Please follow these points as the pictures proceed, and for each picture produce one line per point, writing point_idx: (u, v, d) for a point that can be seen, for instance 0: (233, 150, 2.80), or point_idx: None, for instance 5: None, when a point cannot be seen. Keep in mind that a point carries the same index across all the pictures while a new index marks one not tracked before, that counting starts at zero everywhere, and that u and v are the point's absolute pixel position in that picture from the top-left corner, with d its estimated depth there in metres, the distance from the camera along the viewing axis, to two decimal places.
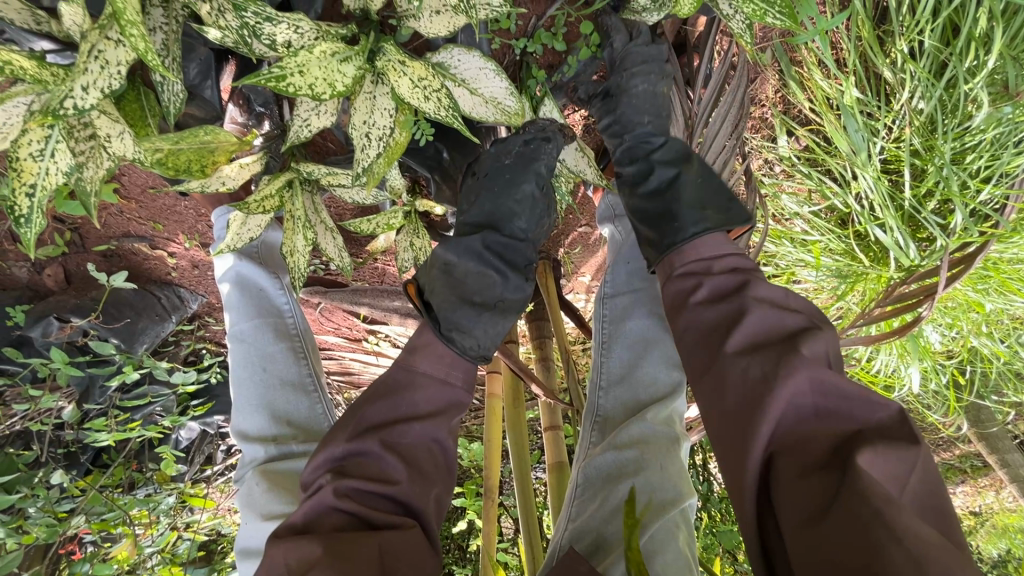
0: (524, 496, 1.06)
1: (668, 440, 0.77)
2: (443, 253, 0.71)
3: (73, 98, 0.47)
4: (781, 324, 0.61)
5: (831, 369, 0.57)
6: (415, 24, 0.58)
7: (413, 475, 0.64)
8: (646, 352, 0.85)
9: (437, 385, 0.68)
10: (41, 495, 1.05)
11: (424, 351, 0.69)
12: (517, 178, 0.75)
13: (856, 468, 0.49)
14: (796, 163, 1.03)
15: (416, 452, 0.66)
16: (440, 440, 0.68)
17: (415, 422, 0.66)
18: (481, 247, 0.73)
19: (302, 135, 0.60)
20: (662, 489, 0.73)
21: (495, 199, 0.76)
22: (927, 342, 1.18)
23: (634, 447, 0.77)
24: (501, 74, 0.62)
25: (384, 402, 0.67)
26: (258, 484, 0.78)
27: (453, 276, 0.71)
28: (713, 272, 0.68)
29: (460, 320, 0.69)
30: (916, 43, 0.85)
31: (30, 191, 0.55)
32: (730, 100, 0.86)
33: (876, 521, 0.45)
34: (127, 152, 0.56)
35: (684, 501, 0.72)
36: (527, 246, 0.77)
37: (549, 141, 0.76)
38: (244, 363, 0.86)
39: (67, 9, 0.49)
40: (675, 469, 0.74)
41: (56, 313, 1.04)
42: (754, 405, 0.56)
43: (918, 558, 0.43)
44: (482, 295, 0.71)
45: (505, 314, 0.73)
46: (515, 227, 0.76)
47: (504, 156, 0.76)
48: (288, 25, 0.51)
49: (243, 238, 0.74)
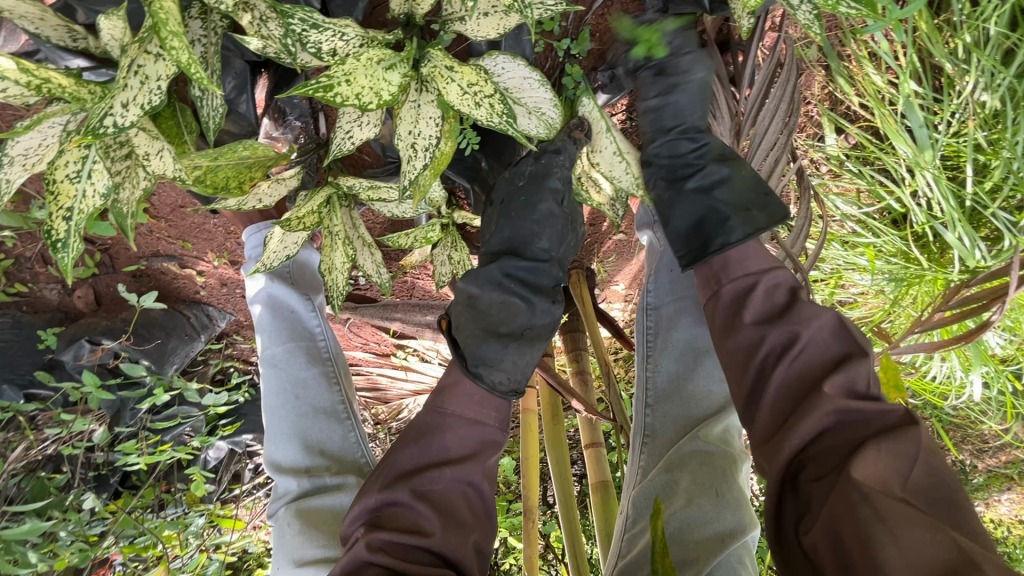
0: (567, 517, 1.01)
1: (724, 462, 0.71)
2: (464, 286, 0.69)
3: (112, 115, 0.45)
4: (822, 344, 0.59)
5: (861, 388, 0.56)
6: (462, 28, 0.55)
7: (447, 525, 0.62)
8: (696, 364, 0.80)
9: (467, 425, 0.66)
10: (73, 519, 1.02)
11: (452, 392, 0.67)
12: (532, 199, 0.71)
13: (862, 468, 0.49)
14: (845, 161, 0.98)
15: (449, 499, 0.64)
16: (475, 485, 0.65)
17: (446, 468, 0.64)
18: (501, 275, 0.69)
19: (345, 148, 0.57)
20: (720, 520, 0.67)
21: (512, 222, 0.72)
22: (986, 346, 1.11)
23: (685, 470, 0.71)
24: (547, 84, 0.58)
25: (412, 448, 0.65)
26: (291, 525, 0.74)
27: (477, 309, 0.68)
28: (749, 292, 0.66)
29: (487, 353, 0.66)
30: (981, 31, 0.80)
31: (67, 215, 0.52)
32: (780, 95, 0.80)
33: (861, 500, 0.47)
34: (167, 170, 0.54)
35: (745, 534, 0.65)
36: (553, 265, 0.73)
37: (559, 152, 0.70)
38: (277, 391, 0.83)
39: (105, 23, 0.46)
40: (731, 495, 0.68)
41: (88, 335, 1.03)
42: (781, 416, 0.57)
43: (895, 529, 0.45)
44: (508, 325, 0.68)
45: (534, 342, 0.70)
46: (537, 249, 0.72)
47: (518, 177, 0.72)
48: (333, 32, 0.48)
49: (279, 255, 0.71)
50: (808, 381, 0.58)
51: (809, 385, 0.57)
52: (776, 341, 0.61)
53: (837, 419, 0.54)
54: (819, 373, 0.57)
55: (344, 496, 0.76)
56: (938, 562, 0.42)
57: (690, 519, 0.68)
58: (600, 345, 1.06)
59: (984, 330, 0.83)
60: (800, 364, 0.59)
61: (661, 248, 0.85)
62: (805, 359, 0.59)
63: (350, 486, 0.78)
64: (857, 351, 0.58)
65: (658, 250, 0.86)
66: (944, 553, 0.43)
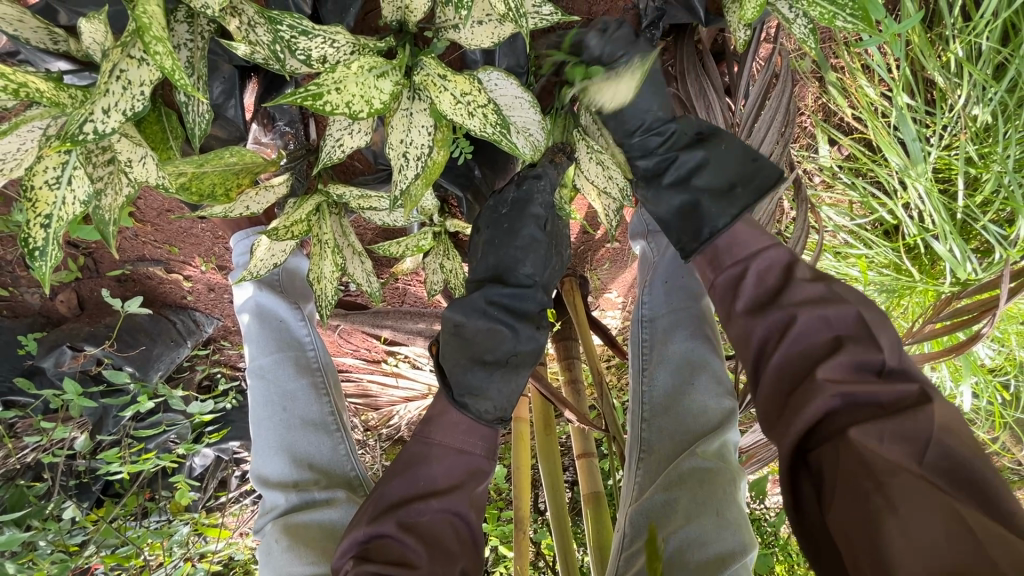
0: (561, 533, 0.99)
1: (721, 479, 0.69)
2: (450, 313, 0.67)
3: (93, 121, 0.43)
4: (824, 322, 0.58)
5: (867, 373, 0.53)
6: (455, 36, 0.53)
7: (434, 555, 0.62)
8: (693, 377, 0.79)
9: (453, 454, 0.67)
10: (52, 528, 1.00)
11: (438, 421, 0.68)
12: (515, 226, 0.68)
13: (869, 452, 0.47)
14: (838, 173, 0.98)
15: (435, 529, 0.64)
16: (461, 514, 0.66)
17: (433, 499, 0.65)
18: (485, 303, 0.67)
19: (334, 156, 0.55)
20: (720, 539, 0.65)
21: (496, 250, 0.69)
22: (976, 357, 1.12)
23: (681, 488, 0.71)
24: (536, 105, 0.57)
25: (401, 479, 0.66)
26: (278, 541, 0.72)
27: (463, 338, 0.66)
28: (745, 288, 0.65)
29: (472, 382, 0.65)
30: (973, 45, 0.81)
31: (46, 222, 0.50)
32: (776, 105, 0.81)
33: (872, 488, 0.46)
34: (150, 178, 0.51)
35: (745, 555, 0.63)
36: (538, 290, 0.70)
37: (540, 178, 0.67)
38: (265, 403, 0.82)
39: (86, 26, 0.44)
40: (732, 512, 0.67)
41: (70, 341, 1.00)
42: (786, 404, 0.56)
43: (908, 523, 0.43)
44: (493, 352, 0.66)
45: (519, 369, 0.68)
46: (520, 275, 0.69)
47: (501, 206, 0.69)
48: (323, 39, 0.47)
49: (266, 264, 0.68)
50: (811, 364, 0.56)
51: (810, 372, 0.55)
52: (772, 328, 0.60)
53: (840, 404, 0.52)
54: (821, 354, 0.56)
55: (332, 511, 0.74)
56: (953, 556, 0.40)
57: (688, 538, 0.66)
58: (593, 352, 1.06)
59: (974, 343, 0.83)
60: (803, 351, 0.58)
61: (655, 261, 0.88)
62: (806, 342, 0.58)
63: (338, 501, 0.76)
64: (860, 328, 0.56)
65: (652, 260, 0.88)
66: (964, 548, 0.40)
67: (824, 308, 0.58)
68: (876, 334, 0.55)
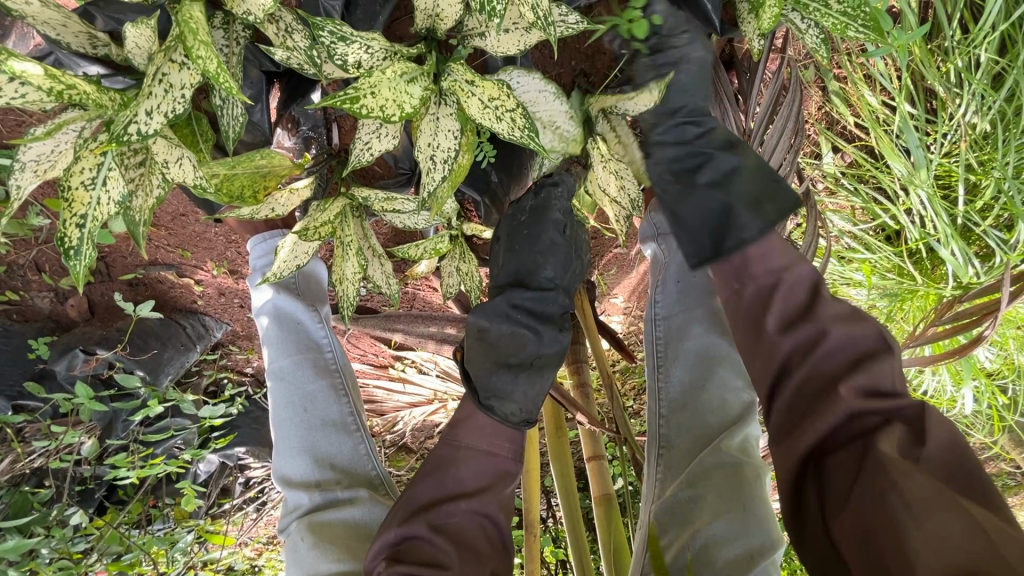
0: (574, 535, 1.00)
1: (745, 472, 0.71)
2: (474, 318, 0.68)
3: (136, 123, 0.44)
4: (844, 340, 0.59)
5: (882, 387, 0.55)
6: (482, 43, 0.55)
7: (464, 556, 0.63)
8: (709, 372, 0.81)
9: (481, 457, 0.68)
10: (57, 536, 1.00)
11: (465, 425, 0.69)
12: (536, 232, 0.70)
13: (891, 463, 0.50)
14: (841, 179, 1.01)
15: (466, 530, 0.65)
16: (491, 516, 0.67)
17: (462, 500, 0.66)
18: (509, 307, 0.68)
19: (363, 159, 0.57)
20: (748, 535, 0.67)
21: (517, 255, 0.71)
22: (977, 361, 1.14)
23: (706, 482, 0.72)
24: (562, 97, 0.59)
25: (431, 481, 0.67)
26: (304, 539, 0.73)
27: (487, 341, 0.67)
28: (748, 291, 0.65)
29: (498, 386, 0.67)
30: (973, 57, 0.83)
31: (81, 222, 0.51)
32: (787, 114, 0.84)
33: (889, 488, 0.48)
34: (187, 178, 0.52)
35: (774, 550, 0.65)
36: (559, 293, 0.72)
37: (557, 184, 0.71)
38: (285, 404, 0.82)
39: (131, 32, 0.46)
40: (757, 507, 0.69)
41: (82, 345, 1.01)
42: (800, 416, 0.57)
43: (921, 515, 0.46)
44: (518, 355, 0.67)
45: (543, 370, 0.69)
46: (542, 278, 0.71)
47: (520, 213, 0.72)
48: (360, 45, 0.48)
49: (290, 265, 0.69)
50: (822, 377, 0.58)
51: (827, 387, 0.57)
52: (799, 345, 0.60)
53: (863, 417, 0.53)
54: (838, 369, 0.57)
55: (357, 509, 0.76)
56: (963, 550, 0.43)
57: (715, 534, 0.68)
58: (603, 356, 1.07)
59: (977, 345, 0.85)
60: (825, 359, 0.58)
61: (666, 261, 0.89)
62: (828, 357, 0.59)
63: (362, 499, 0.77)
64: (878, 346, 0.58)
65: (662, 262, 0.90)
66: (972, 541, 0.43)
67: (852, 327, 0.59)
68: (880, 343, 0.58)
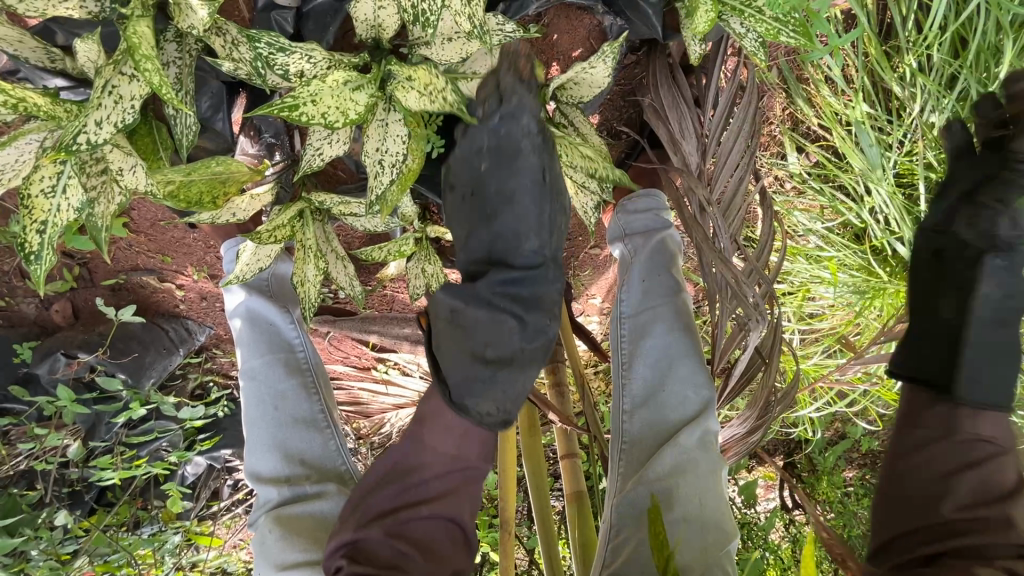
0: (544, 528, 1.01)
1: (701, 469, 0.75)
2: (447, 301, 0.67)
3: (86, 133, 0.47)
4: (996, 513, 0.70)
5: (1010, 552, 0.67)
6: (427, 51, 0.57)
7: (426, 559, 0.66)
8: (670, 369, 0.83)
9: (446, 462, 0.70)
10: (44, 537, 1.02)
11: (431, 424, 0.70)
12: (508, 191, 0.65)
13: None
14: (807, 179, 1.02)
15: (427, 534, 0.68)
16: (456, 521, 0.70)
17: (423, 507, 0.68)
18: (490, 292, 0.66)
19: (314, 165, 0.59)
20: (704, 531, 0.72)
21: (489, 225, 0.67)
22: None
23: (668, 480, 0.75)
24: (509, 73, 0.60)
25: (393, 488, 0.70)
26: (271, 532, 0.77)
27: (463, 326, 0.66)
28: (955, 431, 0.74)
29: (473, 386, 0.66)
30: (925, 57, 0.85)
31: (41, 228, 0.54)
32: (743, 117, 0.84)
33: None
34: (139, 185, 0.55)
35: (728, 543, 0.71)
36: (546, 267, 0.68)
37: (517, 118, 0.62)
38: (256, 402, 0.84)
39: (81, 46, 0.48)
40: (713, 502, 0.74)
41: (64, 349, 1.03)
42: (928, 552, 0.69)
43: None
44: (495, 348, 0.65)
45: (525, 367, 0.67)
46: (526, 252, 0.67)
47: (480, 157, 0.65)
48: (300, 55, 0.51)
49: (252, 268, 0.71)
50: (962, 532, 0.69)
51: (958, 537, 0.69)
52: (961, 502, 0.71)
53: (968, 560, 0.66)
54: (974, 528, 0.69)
55: (324, 503, 0.79)
56: None
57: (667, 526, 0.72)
58: (577, 357, 1.09)
59: None
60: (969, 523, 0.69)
61: (634, 259, 0.90)
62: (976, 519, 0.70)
63: (330, 494, 0.80)
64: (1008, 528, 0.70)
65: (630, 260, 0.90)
66: None
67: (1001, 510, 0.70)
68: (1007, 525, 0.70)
